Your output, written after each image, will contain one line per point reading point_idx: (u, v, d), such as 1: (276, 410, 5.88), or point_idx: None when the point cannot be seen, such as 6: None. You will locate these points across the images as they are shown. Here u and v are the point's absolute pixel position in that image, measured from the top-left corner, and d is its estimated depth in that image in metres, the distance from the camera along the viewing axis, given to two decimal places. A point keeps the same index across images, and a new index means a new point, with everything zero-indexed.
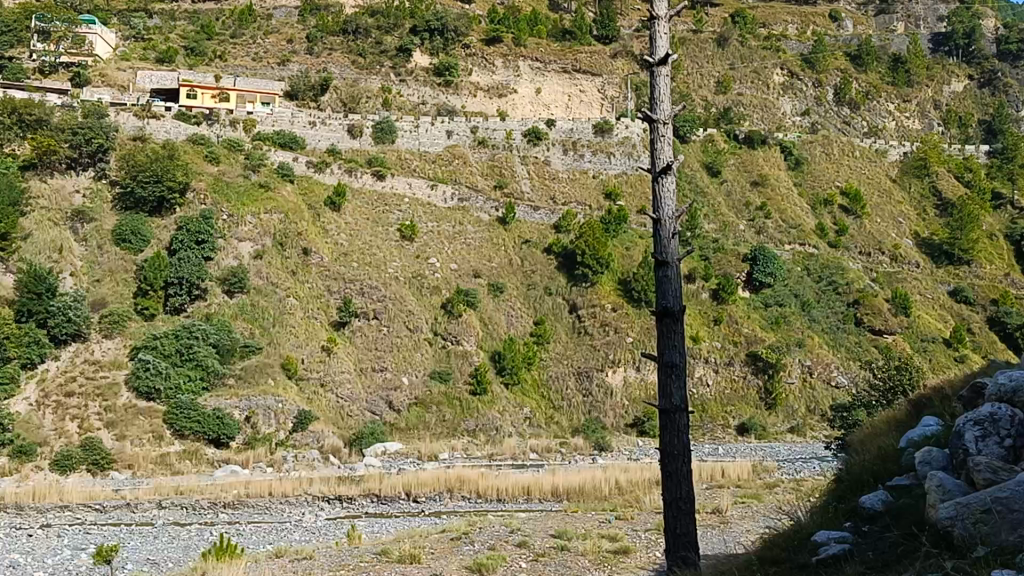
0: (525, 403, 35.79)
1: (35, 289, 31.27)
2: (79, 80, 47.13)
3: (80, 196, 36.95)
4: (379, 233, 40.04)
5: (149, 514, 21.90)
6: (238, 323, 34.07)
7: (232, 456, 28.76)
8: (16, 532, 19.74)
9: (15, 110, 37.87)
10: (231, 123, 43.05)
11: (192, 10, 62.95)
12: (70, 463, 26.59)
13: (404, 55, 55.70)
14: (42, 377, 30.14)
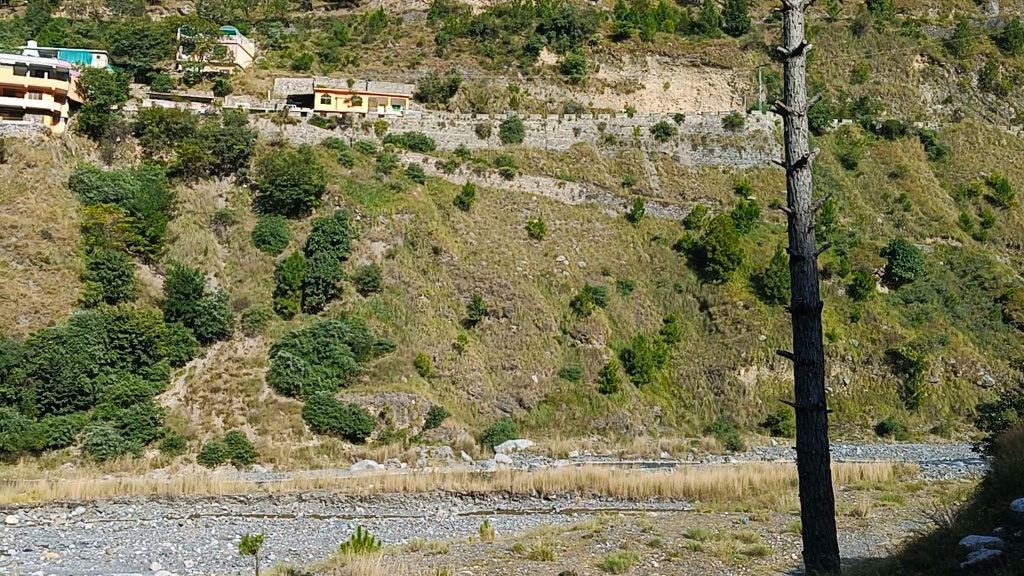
0: (655, 402, 35.50)
1: (183, 289, 32.99)
2: (222, 88, 49.33)
3: (223, 200, 38.41)
4: (507, 231, 40.28)
5: (291, 505, 22.68)
6: (372, 321, 34.90)
7: (368, 451, 29.48)
8: (167, 521, 20.77)
9: (162, 118, 39.42)
10: (364, 126, 44.01)
11: (326, 17, 64.71)
12: (216, 456, 27.88)
13: (531, 55, 56.07)
14: (190, 373, 31.70)
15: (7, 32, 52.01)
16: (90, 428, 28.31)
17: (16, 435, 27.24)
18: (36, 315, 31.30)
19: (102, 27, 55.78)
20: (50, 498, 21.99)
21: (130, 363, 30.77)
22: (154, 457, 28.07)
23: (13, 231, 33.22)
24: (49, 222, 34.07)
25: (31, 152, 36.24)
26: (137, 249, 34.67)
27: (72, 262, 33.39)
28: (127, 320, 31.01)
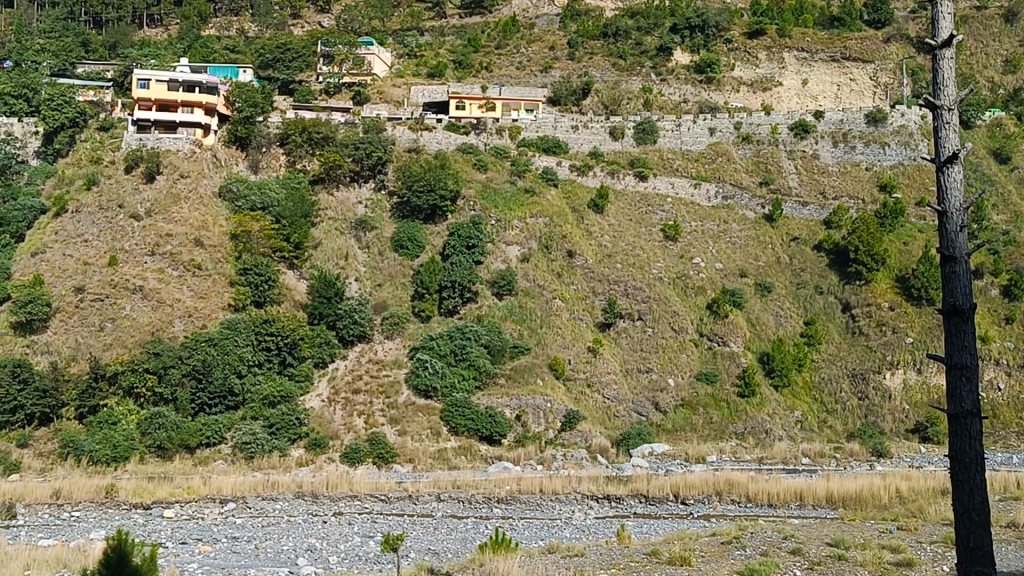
0: (796, 406, 34.64)
1: (325, 293, 33.94)
2: (360, 98, 50.52)
3: (363, 207, 39.40)
4: (642, 233, 40.00)
5: (430, 505, 23.07)
6: (507, 324, 35.17)
7: (504, 453, 29.79)
8: (312, 518, 21.42)
9: (305, 128, 40.61)
10: (498, 131, 44.44)
11: (460, 25, 65.63)
12: (359, 455, 28.69)
13: (665, 55, 55.61)
14: (332, 375, 32.66)
15: (162, 51, 54.72)
16: (240, 427, 29.56)
17: (172, 433, 28.84)
18: (190, 318, 32.90)
19: (248, 42, 58.08)
20: (204, 493, 22.98)
21: (276, 365, 31.96)
22: (299, 456, 29.08)
23: (169, 239, 34.97)
24: (201, 230, 35.63)
25: (185, 163, 37.85)
26: (282, 255, 35.94)
27: (223, 267, 34.87)
28: (273, 323, 32.23)
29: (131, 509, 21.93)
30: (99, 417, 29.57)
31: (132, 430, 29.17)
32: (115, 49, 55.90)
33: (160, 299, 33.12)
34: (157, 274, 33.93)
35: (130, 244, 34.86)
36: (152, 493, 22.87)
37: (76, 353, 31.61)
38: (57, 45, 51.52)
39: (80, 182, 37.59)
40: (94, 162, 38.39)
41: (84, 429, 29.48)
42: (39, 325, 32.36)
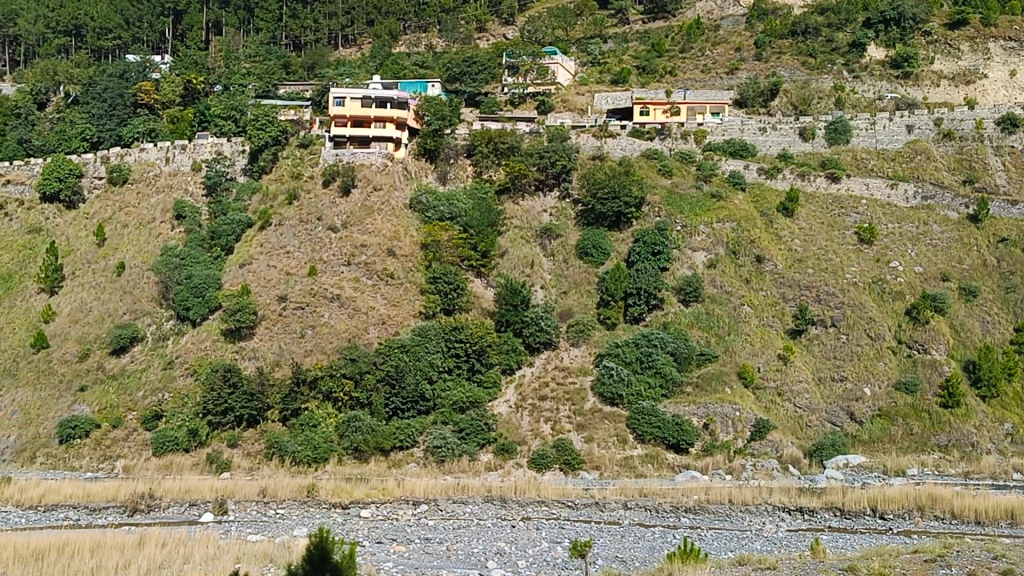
0: (1005, 418, 32.61)
1: (512, 301, 34.40)
2: (545, 107, 51.19)
3: (548, 215, 39.83)
4: (834, 237, 38.55)
5: (617, 513, 23.02)
6: (694, 332, 34.67)
7: (692, 462, 29.49)
8: (502, 522, 21.80)
9: (491, 138, 41.40)
10: (683, 136, 43.96)
11: (644, 30, 65.26)
12: (546, 461, 29.13)
13: (858, 50, 53.53)
14: (519, 381, 33.09)
15: (356, 69, 57.08)
16: (431, 431, 30.50)
17: (368, 436, 30.07)
18: (384, 326, 34.16)
19: (436, 58, 59.86)
20: (398, 494, 23.74)
21: (465, 371, 32.75)
22: (488, 460, 29.79)
23: (363, 250, 36.36)
24: (393, 240, 36.83)
25: (378, 176, 39.20)
26: (470, 264, 36.73)
27: (414, 276, 35.96)
28: (463, 330, 32.98)
29: (330, 509, 22.95)
30: (301, 420, 31.16)
31: (331, 433, 30.59)
32: (313, 69, 58.68)
33: (355, 307, 34.51)
34: (353, 283, 35.35)
35: (328, 255, 36.45)
36: (350, 493, 23.81)
37: (280, 359, 33.48)
38: (261, 69, 54.61)
39: (282, 197, 39.68)
40: (295, 178, 40.44)
41: (288, 431, 31.14)
42: (247, 332, 34.38)
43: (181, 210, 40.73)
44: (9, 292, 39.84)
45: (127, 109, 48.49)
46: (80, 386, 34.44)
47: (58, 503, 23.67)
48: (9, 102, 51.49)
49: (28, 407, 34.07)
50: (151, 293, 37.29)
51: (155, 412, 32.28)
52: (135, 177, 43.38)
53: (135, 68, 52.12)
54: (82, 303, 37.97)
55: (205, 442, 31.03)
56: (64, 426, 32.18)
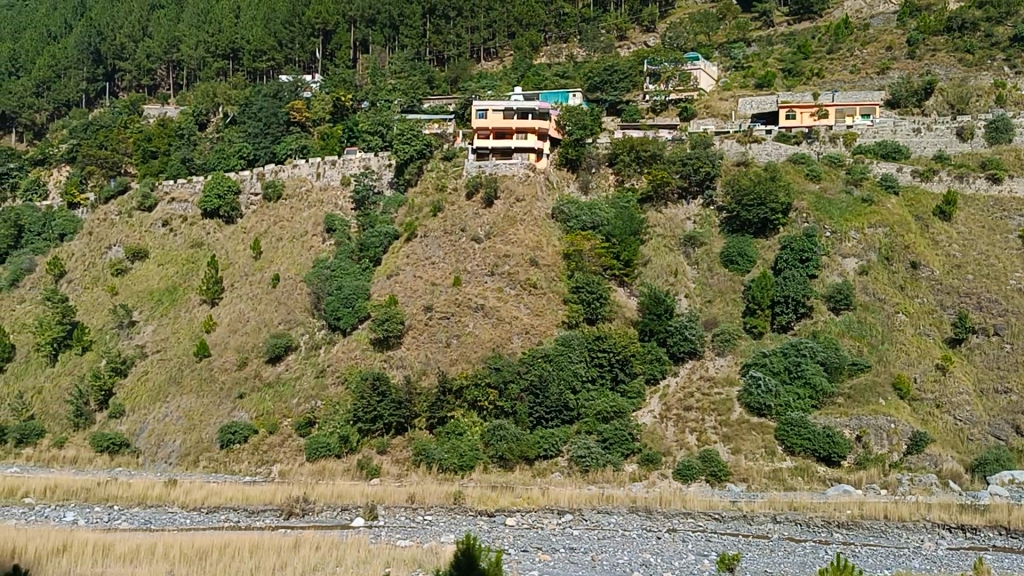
0: None
1: (655, 310, 34.17)
2: (688, 113, 50.74)
3: (691, 223, 39.38)
4: (997, 241, 36.70)
5: (765, 527, 22.48)
6: (845, 341, 33.54)
7: (844, 476, 28.59)
8: (647, 533, 21.63)
9: (633, 147, 41.25)
10: (831, 140, 42.74)
11: (789, 32, 63.83)
12: (692, 473, 28.77)
13: (1020, 45, 51.12)
14: (664, 392, 32.79)
15: (497, 81, 57.78)
16: (575, 441, 30.56)
17: (513, 444, 30.35)
18: (527, 335, 34.42)
19: (577, 68, 60.03)
20: (543, 503, 23.92)
21: (609, 381, 32.69)
22: (633, 471, 29.60)
23: (507, 260, 36.72)
24: (536, 250, 37.05)
25: (520, 187, 39.57)
26: (613, 273, 36.62)
27: (557, 285, 36.04)
28: (606, 340, 32.91)
29: (477, 516, 23.27)
30: (447, 428, 31.71)
31: (476, 441, 31.03)
32: (456, 83, 59.82)
33: (499, 316, 34.89)
34: (497, 293, 35.71)
35: (472, 265, 37.00)
36: (496, 501, 24.21)
37: (426, 368, 34.12)
38: (406, 84, 55.91)
39: (428, 209, 40.57)
40: (440, 190, 41.27)
41: (435, 439, 31.74)
42: (395, 341, 35.24)
43: (332, 223, 42.13)
44: (174, 303, 42.02)
45: (281, 127, 50.32)
46: (239, 393, 35.97)
47: (220, 505, 24.80)
48: (173, 124, 54.27)
49: (192, 412, 35.85)
50: (304, 304, 38.66)
51: (308, 418, 33.45)
52: (289, 193, 45.13)
53: (288, 88, 53.96)
54: (240, 314, 39.70)
55: (355, 448, 31.94)
56: (225, 431, 33.71)
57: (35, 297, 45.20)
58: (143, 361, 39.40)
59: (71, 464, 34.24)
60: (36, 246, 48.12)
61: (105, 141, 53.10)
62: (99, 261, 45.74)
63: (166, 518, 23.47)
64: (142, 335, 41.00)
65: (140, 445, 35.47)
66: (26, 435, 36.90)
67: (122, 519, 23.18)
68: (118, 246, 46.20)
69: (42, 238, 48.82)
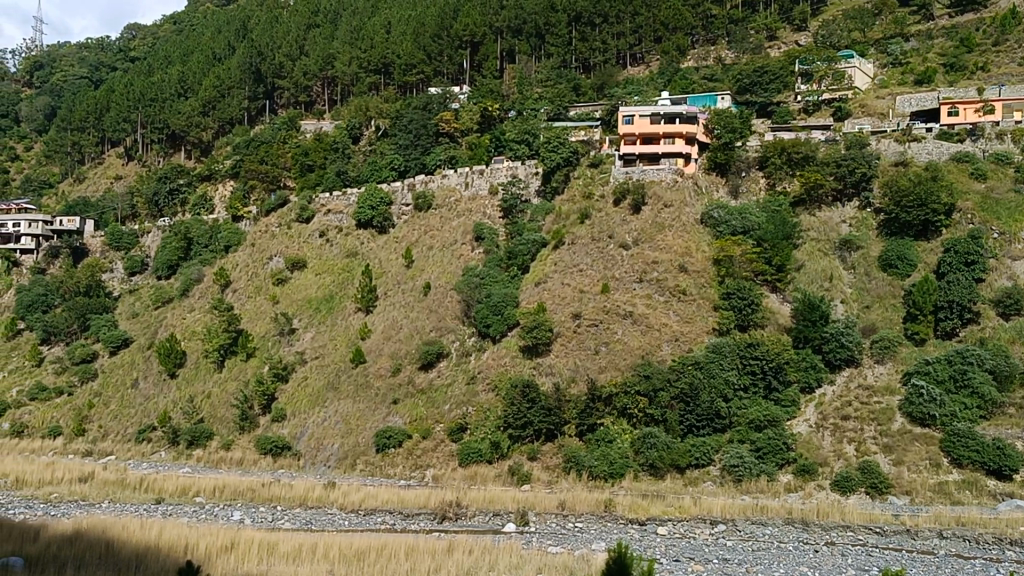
0: None
1: (810, 316, 33.36)
2: (842, 113, 49.26)
3: (847, 226, 38.13)
4: None
5: (931, 542, 21.50)
6: (1016, 348, 31.76)
7: (1017, 490, 26.69)
8: (804, 546, 21.03)
9: (784, 149, 40.19)
10: (998, 135, 40.44)
11: (950, 25, 61.22)
12: (850, 484, 27.85)
13: None
14: (820, 400, 31.88)
15: (644, 86, 57.50)
16: (727, 450, 30.05)
17: (664, 452, 30.06)
18: (677, 342, 33.94)
19: (725, 70, 59.13)
20: (695, 514, 23.75)
21: (762, 390, 32.03)
22: (788, 481, 28.85)
23: (655, 267, 36.41)
24: (685, 256, 36.58)
25: (668, 193, 39.22)
26: (765, 279, 35.81)
27: (707, 292, 35.42)
28: (758, 347, 32.25)
29: (628, 524, 23.16)
30: (597, 435, 31.66)
31: (626, 449, 30.88)
32: (602, 90, 59.85)
33: (648, 324, 34.56)
34: (646, 300, 35.43)
35: (620, 272, 36.90)
36: (647, 510, 24.25)
37: (576, 375, 34.11)
38: (553, 92, 56.29)
39: (575, 217, 40.73)
40: (587, 198, 41.35)
41: (585, 446, 31.76)
42: (543, 349, 35.44)
43: (480, 232, 42.77)
44: (331, 311, 43.51)
45: (430, 138, 51.37)
46: (393, 399, 36.89)
47: (376, 507, 25.48)
48: (329, 138, 56.19)
49: (348, 417, 36.98)
50: (454, 312, 39.38)
51: (460, 424, 34.00)
52: (439, 203, 46.12)
53: (437, 100, 55.08)
54: (394, 322, 40.76)
55: (506, 454, 32.36)
56: (380, 436, 34.61)
57: (204, 306, 47.61)
58: (303, 367, 40.93)
59: (238, 465, 36.03)
60: (203, 258, 50.74)
61: (266, 156, 55.32)
62: (262, 270, 47.83)
63: (326, 519, 24.27)
64: (301, 341, 42.60)
65: (300, 448, 36.82)
66: (196, 438, 38.91)
67: (286, 519, 24.13)
68: (279, 256, 48.15)
69: (210, 249, 51.46)
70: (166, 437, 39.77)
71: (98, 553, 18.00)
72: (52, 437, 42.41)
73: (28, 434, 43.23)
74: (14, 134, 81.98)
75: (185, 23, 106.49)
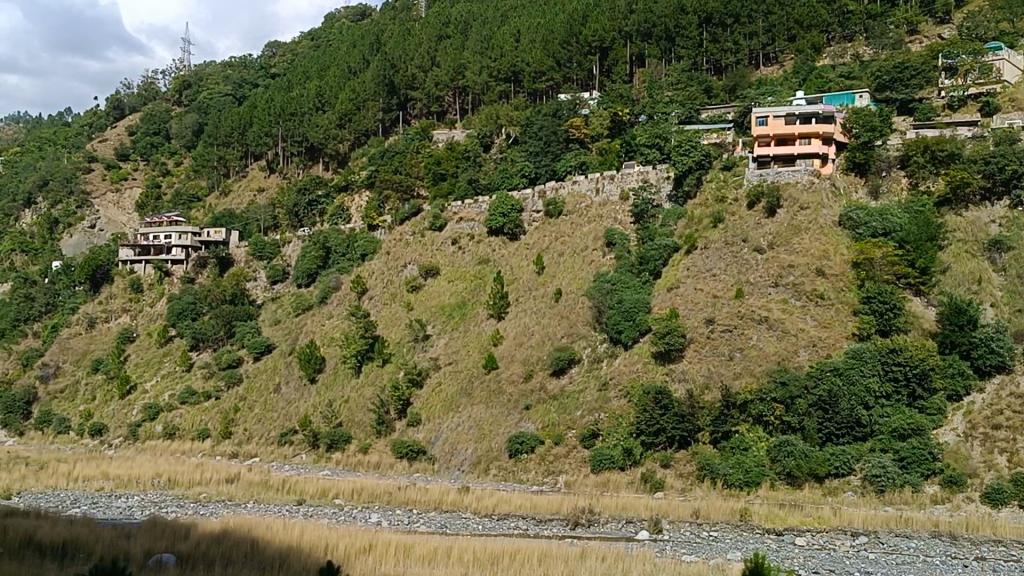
0: None
1: (956, 321, 31.76)
2: (990, 108, 46.67)
3: (997, 226, 36.17)
4: None
5: None
6: None
7: None
8: (951, 560, 20.16)
9: (927, 147, 38.73)
10: None
11: None
12: (1002, 496, 26.56)
13: None
14: (969, 408, 30.26)
15: (778, 87, 56.30)
16: (869, 459, 29.04)
17: (801, 461, 29.31)
18: (815, 348, 32.92)
19: (864, 67, 57.27)
20: (835, 524, 23.18)
21: (905, 398, 30.85)
22: (935, 493, 27.72)
23: (792, 270, 35.58)
24: (823, 259, 35.55)
25: (804, 195, 38.24)
26: (908, 282, 34.40)
27: (846, 296, 34.22)
28: (902, 352, 31.03)
29: (765, 534, 22.70)
30: (732, 443, 31.14)
31: (763, 456, 30.22)
32: (735, 91, 58.89)
33: (785, 329, 33.73)
34: (781, 305, 34.67)
35: (754, 277, 36.23)
36: (785, 520, 23.75)
37: (709, 381, 33.55)
38: (683, 95, 55.73)
39: (708, 220, 40.25)
40: (720, 201, 40.75)
41: (719, 454, 31.26)
42: (676, 355, 35.07)
43: (612, 237, 42.70)
44: (464, 318, 44.10)
45: (560, 144, 51.42)
46: (525, 404, 37.11)
47: (510, 512, 25.67)
48: (460, 147, 56.95)
49: (482, 422, 37.37)
50: (586, 318, 39.38)
51: (593, 430, 33.94)
52: (569, 210, 46.27)
53: (567, 106, 55.00)
54: (526, 328, 41.03)
55: (640, 461, 32.17)
56: (513, 441, 34.91)
57: (341, 313, 48.95)
58: (437, 373, 41.60)
59: (375, 468, 36.90)
60: (341, 266, 52.17)
61: (400, 165, 56.48)
62: (396, 278, 48.92)
63: (460, 523, 24.60)
64: (435, 347, 43.31)
65: (435, 452, 37.42)
66: (335, 441, 40.02)
67: (421, 522, 24.54)
68: (413, 264, 49.14)
69: (346, 258, 52.89)
70: (307, 441, 41.05)
71: (244, 552, 18.73)
72: (201, 439, 44.40)
73: (179, 436, 45.39)
74: (165, 150, 86.13)
75: (322, 39, 109.73)
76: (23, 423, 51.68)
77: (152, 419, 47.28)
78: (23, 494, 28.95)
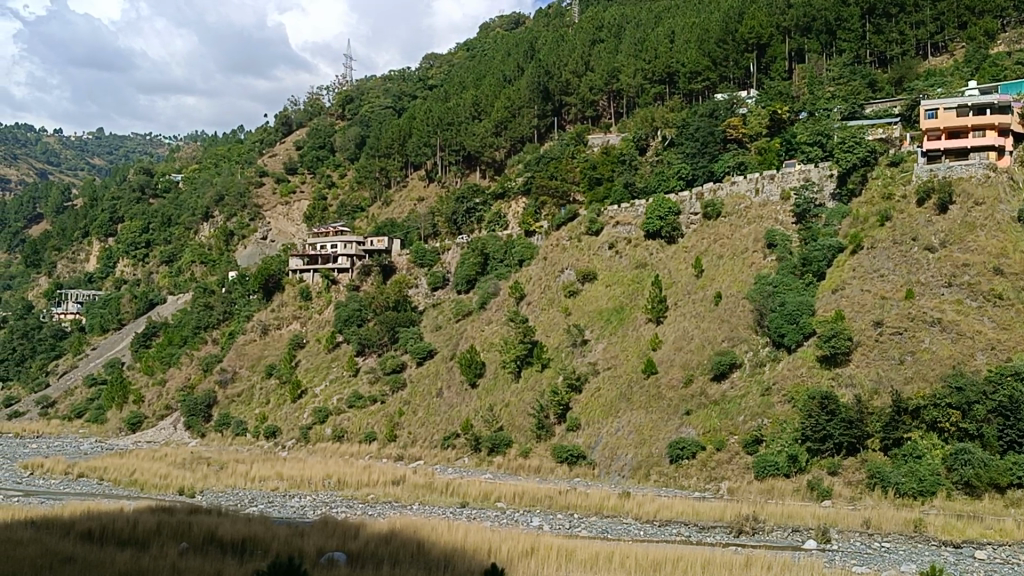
0: None
1: None
2: None
3: None
4: None
5: None
6: None
7: None
8: None
9: None
10: None
11: None
12: None
13: None
14: None
15: (949, 77, 53.81)
16: None
17: (981, 470, 27.68)
18: (993, 350, 31.07)
19: None
20: (1018, 537, 21.98)
21: None
22: None
23: (966, 269, 33.92)
24: (1001, 257, 33.73)
25: (979, 190, 36.46)
26: None
27: None
28: None
29: (942, 546, 21.72)
30: (904, 451, 29.92)
31: (937, 465, 28.91)
32: (901, 83, 56.69)
33: (960, 331, 32.08)
34: (956, 306, 33.04)
35: (926, 277, 34.73)
36: (963, 531, 22.69)
37: (878, 387, 32.29)
38: (846, 89, 53.90)
39: (874, 219, 38.89)
40: (887, 198, 39.27)
41: (891, 461, 30.13)
42: (843, 359, 33.94)
43: (773, 239, 41.88)
44: (622, 322, 44.00)
45: (718, 144, 50.61)
46: (686, 409, 36.67)
47: (671, 518, 25.43)
48: (616, 151, 56.92)
49: (642, 427, 37.17)
50: (747, 321, 38.65)
51: (756, 436, 33.26)
52: (728, 211, 45.60)
53: (724, 105, 54.09)
54: (685, 332, 40.55)
55: (806, 468, 31.35)
56: (674, 446, 34.56)
57: (501, 318, 49.62)
58: (596, 377, 41.65)
59: (536, 472, 37.27)
60: (499, 272, 53.00)
61: (556, 171, 56.89)
62: (554, 283, 49.24)
63: (621, 528, 24.54)
64: (593, 352, 43.39)
65: (595, 457, 37.46)
66: (496, 445, 40.64)
67: (582, 527, 24.58)
68: (570, 268, 49.34)
69: (505, 264, 53.73)
70: (468, 444, 41.83)
71: (411, 552, 19.26)
72: (369, 442, 45.90)
73: (348, 438, 47.05)
74: (330, 163, 89.42)
75: (478, 49, 111.75)
76: (204, 425, 54.59)
77: (322, 422, 49.17)
78: (205, 493, 30.52)
